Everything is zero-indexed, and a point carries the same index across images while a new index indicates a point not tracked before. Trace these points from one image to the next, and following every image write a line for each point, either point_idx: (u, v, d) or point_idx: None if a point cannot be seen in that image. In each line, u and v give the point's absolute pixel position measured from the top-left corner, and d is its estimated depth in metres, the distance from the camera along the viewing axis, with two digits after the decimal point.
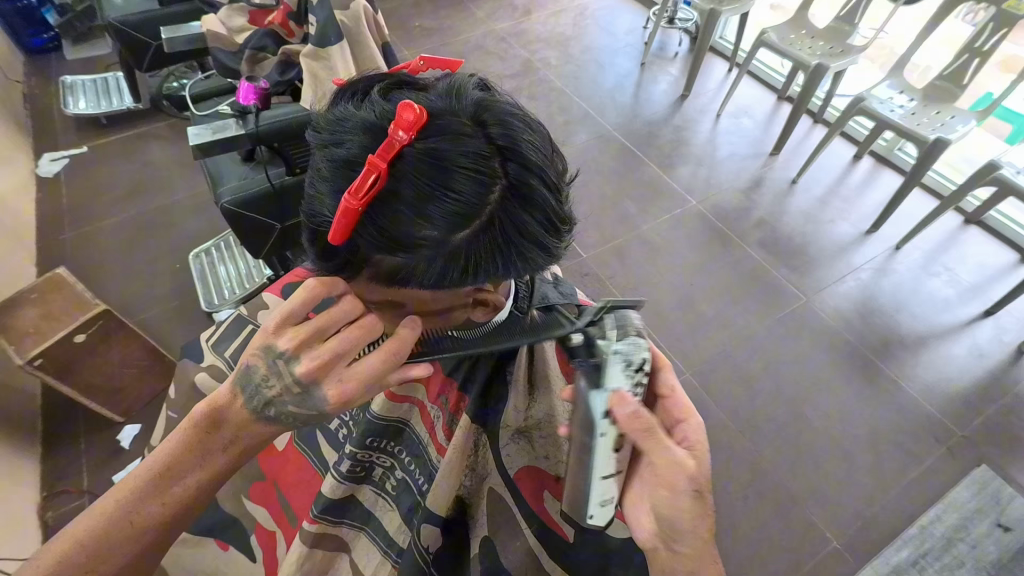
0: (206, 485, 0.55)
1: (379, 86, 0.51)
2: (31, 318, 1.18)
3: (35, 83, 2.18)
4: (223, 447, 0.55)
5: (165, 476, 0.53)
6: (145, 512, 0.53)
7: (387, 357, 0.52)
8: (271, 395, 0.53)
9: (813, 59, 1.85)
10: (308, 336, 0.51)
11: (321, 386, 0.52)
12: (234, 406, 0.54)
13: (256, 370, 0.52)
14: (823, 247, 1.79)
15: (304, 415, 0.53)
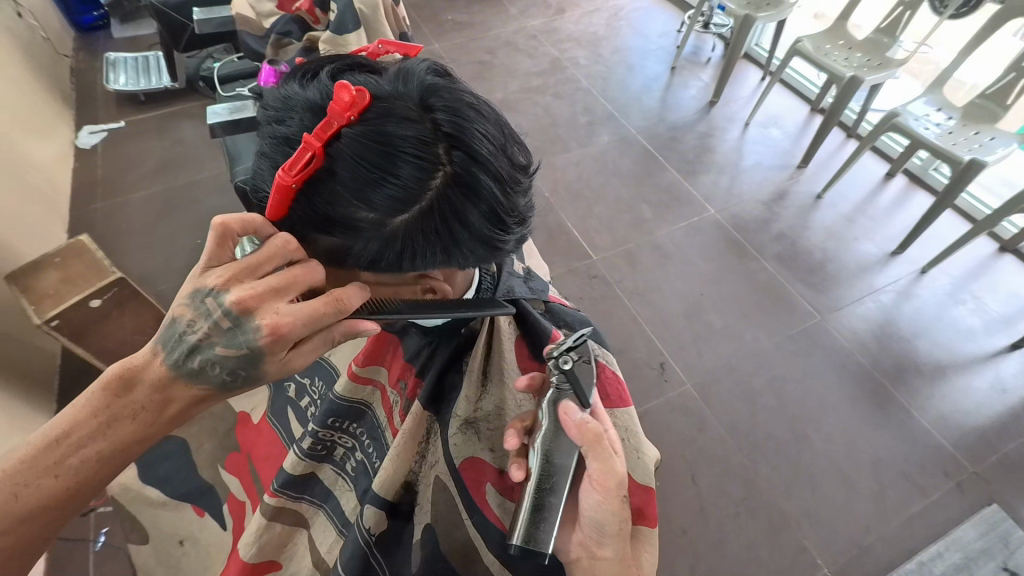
0: (113, 456, 0.49)
1: (329, 66, 0.53)
2: (52, 281, 1.24)
3: (82, 58, 2.28)
4: (132, 414, 0.48)
5: (60, 444, 0.47)
6: (34, 485, 0.46)
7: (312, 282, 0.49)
8: (196, 341, 0.47)
9: (847, 72, 1.77)
10: (236, 271, 0.48)
11: (254, 319, 0.47)
12: (150, 367, 0.48)
13: (180, 321, 0.48)
14: (844, 265, 1.73)
15: (237, 362, 0.48)
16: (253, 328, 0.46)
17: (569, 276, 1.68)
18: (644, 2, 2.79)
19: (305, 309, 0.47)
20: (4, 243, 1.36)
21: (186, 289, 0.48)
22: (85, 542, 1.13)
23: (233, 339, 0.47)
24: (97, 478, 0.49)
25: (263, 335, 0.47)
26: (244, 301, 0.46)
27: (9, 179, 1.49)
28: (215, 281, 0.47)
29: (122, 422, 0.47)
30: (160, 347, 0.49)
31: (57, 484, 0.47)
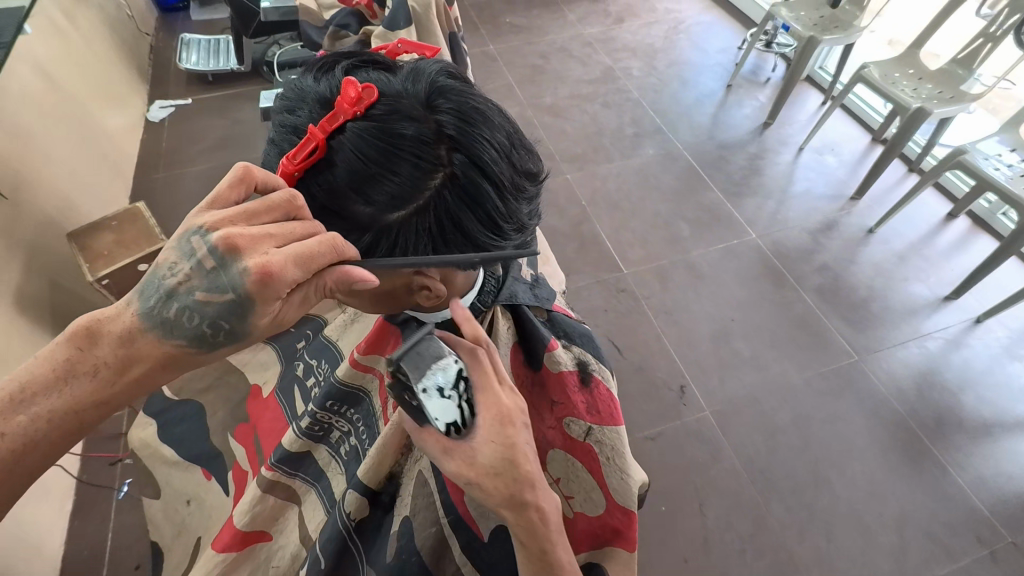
0: (64, 413, 0.48)
1: (345, 61, 0.55)
2: (107, 242, 1.33)
3: (161, 37, 2.43)
4: (93, 370, 0.48)
5: (12, 401, 0.47)
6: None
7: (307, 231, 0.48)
8: (174, 287, 0.46)
9: (914, 102, 1.68)
10: (238, 213, 0.47)
11: (239, 258, 0.45)
12: (118, 318, 0.48)
13: (161, 267, 0.47)
14: (890, 306, 1.64)
15: (217, 311, 0.46)
16: (239, 269, 0.45)
17: (597, 287, 1.66)
18: (706, 16, 2.73)
19: (298, 248, 0.46)
20: (70, 203, 1.46)
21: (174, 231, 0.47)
22: (108, 490, 1.21)
23: (215, 283, 0.45)
24: (50, 435, 0.48)
25: (248, 276, 0.45)
26: (232, 238, 0.45)
27: (82, 144, 1.61)
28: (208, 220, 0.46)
29: (79, 377, 0.48)
30: (135, 296, 0.48)
31: (1, 445, 0.47)
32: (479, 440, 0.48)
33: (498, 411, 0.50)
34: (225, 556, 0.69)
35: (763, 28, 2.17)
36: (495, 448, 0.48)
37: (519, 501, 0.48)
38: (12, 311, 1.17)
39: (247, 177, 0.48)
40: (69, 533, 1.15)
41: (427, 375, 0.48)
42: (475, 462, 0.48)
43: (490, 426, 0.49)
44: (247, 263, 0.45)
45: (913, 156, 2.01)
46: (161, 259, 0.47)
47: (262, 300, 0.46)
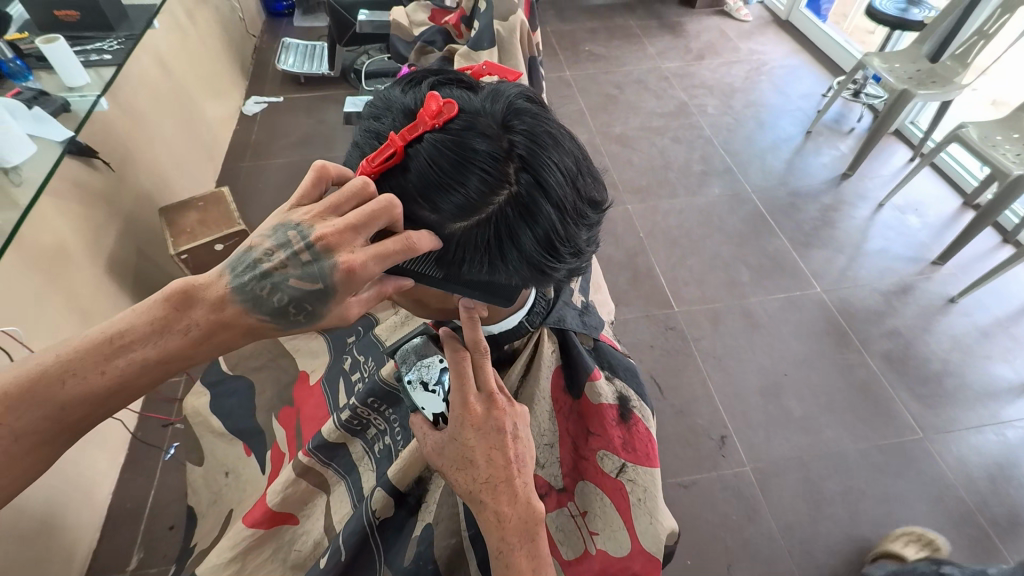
0: (154, 366, 0.52)
1: (432, 77, 0.58)
2: (192, 221, 1.44)
3: (266, 39, 2.64)
4: (185, 328, 0.52)
5: (113, 343, 0.51)
6: (83, 377, 0.50)
7: (380, 209, 0.50)
8: (270, 269, 0.51)
9: (1016, 168, 1.54)
10: (320, 209, 0.52)
11: (331, 256, 0.50)
12: (213, 286, 0.52)
13: (257, 250, 0.52)
14: (966, 384, 1.50)
15: (306, 294, 0.51)
16: (330, 263, 0.49)
17: (645, 321, 1.63)
18: (792, 60, 2.66)
19: (378, 248, 0.50)
20: (165, 181, 1.60)
21: (271, 221, 0.53)
22: (158, 450, 1.29)
23: (308, 272, 0.50)
24: (137, 381, 0.52)
25: (337, 269, 0.49)
26: (327, 236, 0.50)
27: (184, 129, 1.76)
28: (302, 216, 0.52)
29: (172, 333, 0.51)
30: (228, 270, 0.53)
31: (99, 381, 0.51)
32: (445, 435, 0.55)
33: (464, 412, 0.54)
34: (253, 531, 0.71)
35: (851, 77, 2.08)
36: (457, 444, 0.54)
37: (474, 497, 0.52)
38: (103, 273, 1.28)
39: (323, 175, 0.55)
40: (119, 484, 1.23)
41: (418, 370, 0.60)
42: (442, 453, 0.55)
43: (455, 424, 0.54)
44: (337, 262, 0.49)
45: (1009, 226, 1.86)
46: (256, 245, 0.53)
47: (347, 289, 0.50)
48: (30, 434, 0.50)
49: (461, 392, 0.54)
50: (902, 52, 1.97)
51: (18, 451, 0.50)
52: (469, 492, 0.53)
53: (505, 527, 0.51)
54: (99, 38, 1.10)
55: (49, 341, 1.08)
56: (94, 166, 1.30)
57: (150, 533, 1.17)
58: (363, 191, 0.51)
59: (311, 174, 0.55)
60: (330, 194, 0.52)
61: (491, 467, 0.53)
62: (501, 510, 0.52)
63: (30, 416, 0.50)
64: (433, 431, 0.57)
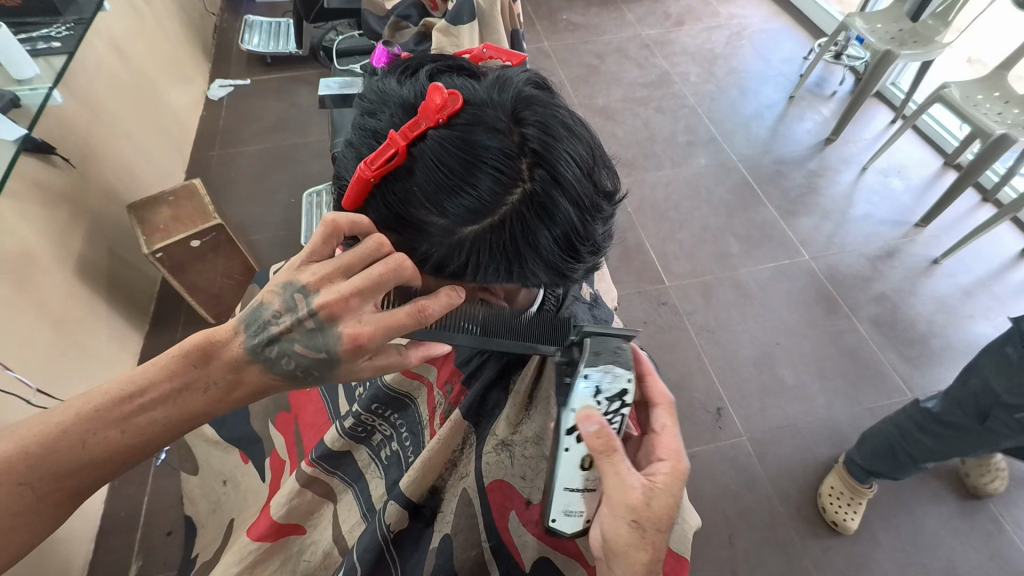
0: (174, 426, 0.50)
1: (429, 65, 0.55)
2: (164, 217, 1.37)
3: (226, 17, 2.49)
4: (205, 386, 0.50)
5: (132, 401, 0.49)
6: (104, 437, 0.48)
7: (396, 271, 0.48)
8: (277, 334, 0.50)
9: (997, 127, 1.54)
10: (328, 269, 0.49)
11: (336, 326, 0.48)
12: (229, 346, 0.51)
13: (270, 308, 0.50)
14: (952, 344, 1.54)
15: (312, 361, 0.50)
16: (334, 334, 0.48)
17: (638, 298, 1.62)
18: (773, 24, 2.61)
19: (384, 318, 0.48)
20: (132, 176, 1.52)
21: (280, 277, 0.50)
22: (148, 456, 1.25)
23: (314, 342, 0.49)
24: (156, 442, 0.50)
25: (341, 344, 0.49)
26: (330, 305, 0.48)
27: (147, 119, 1.66)
28: (309, 276, 0.49)
29: (193, 392, 0.49)
30: (243, 326, 0.51)
31: (123, 441, 0.48)
32: (659, 488, 0.54)
33: (680, 472, 0.56)
34: (260, 545, 0.69)
35: (833, 38, 2.05)
36: (666, 502, 0.54)
37: (654, 565, 0.53)
38: (73, 278, 1.22)
39: (333, 231, 0.50)
40: (111, 494, 1.20)
41: (601, 374, 0.52)
42: (651, 505, 0.53)
43: (670, 484, 0.55)
44: (340, 332, 0.48)
45: (989, 185, 1.88)
46: (269, 302, 0.51)
47: (353, 356, 0.49)
48: (55, 493, 0.48)
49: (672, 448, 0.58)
50: (883, 12, 1.94)
51: (41, 512, 0.48)
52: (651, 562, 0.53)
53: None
54: (45, 23, 1.01)
55: (24, 353, 1.03)
56: (53, 163, 1.23)
57: (147, 541, 1.14)
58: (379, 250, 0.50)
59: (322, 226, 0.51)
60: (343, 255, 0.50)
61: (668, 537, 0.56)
62: None
63: (53, 475, 0.48)
64: (636, 479, 0.53)
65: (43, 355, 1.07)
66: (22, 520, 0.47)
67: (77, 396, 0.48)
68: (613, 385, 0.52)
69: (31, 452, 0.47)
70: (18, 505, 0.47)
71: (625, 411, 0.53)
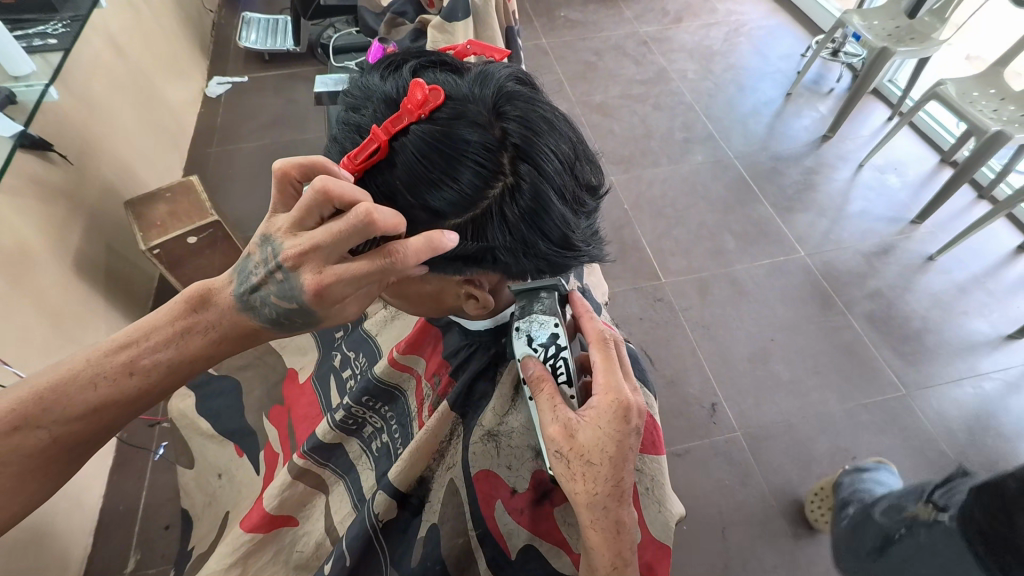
0: (175, 369, 0.53)
1: (413, 61, 0.55)
2: (161, 213, 1.38)
3: (224, 13, 2.49)
4: (204, 330, 0.53)
5: (137, 346, 0.53)
6: (112, 379, 0.52)
7: (350, 227, 0.46)
8: (257, 283, 0.51)
9: (993, 125, 1.54)
10: (290, 223, 0.50)
11: (298, 274, 0.49)
12: (224, 292, 0.54)
13: (251, 260, 0.51)
14: (946, 340, 1.54)
15: (289, 310, 0.51)
16: (298, 283, 0.49)
17: (634, 294, 1.63)
18: (771, 20, 2.61)
19: (344, 269, 0.48)
20: (129, 172, 1.53)
21: (258, 231, 0.52)
22: (145, 451, 1.25)
23: (285, 290, 0.50)
24: (161, 385, 0.54)
25: (306, 291, 0.49)
26: (291, 257, 0.49)
27: (145, 116, 1.67)
28: (278, 230, 0.50)
29: (194, 335, 0.53)
30: (234, 278, 0.54)
31: (130, 383, 0.52)
32: (585, 419, 0.52)
33: (616, 401, 0.53)
34: (252, 536, 0.70)
35: (830, 35, 2.05)
36: (599, 433, 0.52)
37: (595, 503, 0.52)
38: (71, 274, 1.22)
39: (287, 179, 0.51)
40: (109, 488, 1.21)
41: (528, 323, 0.56)
42: (574, 437, 0.52)
43: (602, 413, 0.52)
44: (303, 281, 0.49)
45: (985, 182, 1.88)
46: (251, 254, 0.52)
47: (322, 305, 0.50)
48: (68, 435, 0.52)
49: (612, 379, 0.55)
50: (880, 9, 1.94)
51: (57, 454, 0.52)
52: (585, 498, 0.52)
53: (622, 540, 0.53)
54: (42, 20, 1.01)
55: (22, 347, 1.03)
56: (50, 160, 1.23)
57: (145, 535, 1.15)
58: (324, 196, 0.46)
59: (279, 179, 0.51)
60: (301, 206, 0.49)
61: (626, 477, 0.53)
62: (622, 521, 0.53)
63: (65, 419, 0.51)
64: (562, 413, 0.53)
65: (40, 349, 1.08)
66: (37, 462, 0.51)
67: (87, 346, 0.53)
68: (547, 329, 0.56)
69: (46, 396, 0.51)
70: (36, 448, 0.51)
71: (566, 354, 0.55)
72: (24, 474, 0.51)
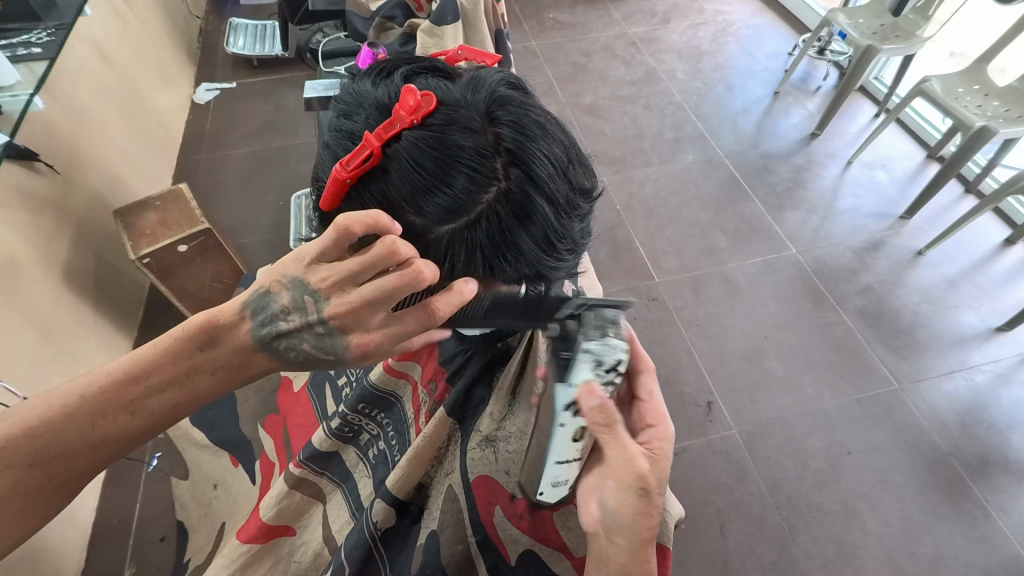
0: (181, 410, 0.52)
1: (405, 67, 0.55)
2: (151, 222, 1.36)
3: (211, 19, 2.48)
4: (213, 368, 0.51)
5: (139, 385, 0.49)
6: (113, 419, 0.49)
7: (410, 286, 0.47)
8: (287, 329, 0.50)
9: (978, 120, 1.56)
10: (337, 277, 0.48)
11: (345, 333, 0.49)
12: (237, 328, 0.51)
13: (277, 300, 0.50)
14: (937, 334, 1.56)
15: (318, 359, 0.52)
16: (344, 341, 0.49)
17: (628, 294, 1.63)
18: (758, 20, 2.63)
19: (392, 330, 0.49)
20: (119, 182, 1.51)
21: (291, 273, 0.49)
22: (139, 462, 1.24)
23: (322, 342, 0.50)
24: (165, 423, 0.52)
25: (349, 351, 0.50)
26: (341, 317, 0.49)
27: (132, 124, 1.65)
28: (321, 280, 0.48)
29: (201, 374, 0.51)
30: (248, 311, 0.52)
31: (132, 423, 0.50)
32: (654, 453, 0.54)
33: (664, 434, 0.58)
34: (250, 546, 0.70)
35: (816, 34, 2.07)
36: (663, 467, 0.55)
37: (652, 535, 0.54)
38: (60, 285, 1.21)
39: (345, 234, 0.46)
40: (103, 501, 1.19)
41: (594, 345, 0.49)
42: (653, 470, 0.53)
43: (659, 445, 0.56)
44: (349, 340, 0.49)
45: (971, 176, 1.90)
46: (278, 293, 0.50)
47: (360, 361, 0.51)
48: (65, 473, 0.50)
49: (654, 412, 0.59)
50: (865, 7, 1.96)
51: (53, 491, 0.50)
52: (640, 524, 0.51)
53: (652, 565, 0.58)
54: (25, 28, 0.98)
55: (12, 361, 1.02)
56: (36, 170, 1.21)
57: (140, 548, 1.14)
58: (390, 253, 0.46)
59: (334, 226, 0.46)
60: (359, 263, 0.47)
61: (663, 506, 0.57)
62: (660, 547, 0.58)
63: (60, 457, 0.49)
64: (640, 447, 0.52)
65: (30, 362, 1.07)
66: (34, 499, 0.49)
67: (82, 378, 0.49)
68: (611, 356, 0.50)
69: (39, 434, 0.48)
70: (31, 486, 0.48)
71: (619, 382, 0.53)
72: (20, 512, 0.49)
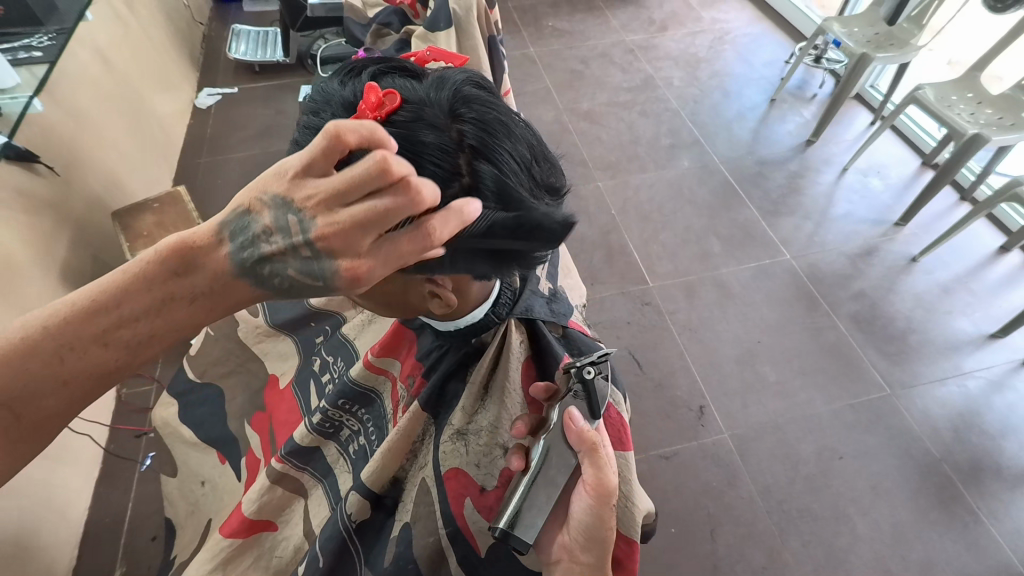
0: (152, 342, 0.51)
1: (373, 67, 0.56)
2: (148, 223, 1.38)
3: (214, 25, 2.51)
4: (191, 296, 0.50)
5: (113, 313, 0.49)
6: (80, 352, 0.50)
7: (406, 206, 0.43)
8: (269, 253, 0.47)
9: (971, 128, 1.57)
10: (326, 193, 0.44)
11: (334, 258, 0.45)
12: (213, 254, 0.49)
13: (257, 221, 0.47)
14: (931, 340, 1.56)
15: (305, 286, 0.48)
16: (333, 267, 0.45)
17: (621, 298, 1.64)
18: (755, 28, 2.65)
19: (388, 255, 0.45)
20: (119, 184, 1.53)
21: (273, 190, 0.46)
22: (132, 461, 1.25)
23: (307, 266, 0.47)
24: (132, 361, 0.51)
25: (340, 277, 0.46)
26: (330, 237, 0.44)
27: (133, 127, 1.68)
28: (307, 199, 0.45)
29: (178, 303, 0.49)
30: (229, 233, 0.49)
31: (99, 358, 0.50)
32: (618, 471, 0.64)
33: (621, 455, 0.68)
34: (231, 541, 0.70)
35: (811, 42, 2.09)
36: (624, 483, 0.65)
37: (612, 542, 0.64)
38: (57, 284, 1.23)
39: (336, 143, 0.42)
40: (95, 499, 1.20)
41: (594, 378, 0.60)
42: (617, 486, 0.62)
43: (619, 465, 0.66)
44: (339, 266, 0.45)
45: (966, 183, 1.91)
46: (257, 214, 0.47)
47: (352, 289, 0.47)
48: (20, 424, 0.51)
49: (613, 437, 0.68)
50: (860, 16, 1.97)
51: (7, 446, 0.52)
52: (604, 535, 0.61)
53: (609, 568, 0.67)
54: (25, 33, 1.00)
55: None
56: (36, 172, 1.24)
57: (131, 546, 1.14)
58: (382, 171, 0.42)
59: (321, 134, 0.42)
60: (348, 177, 0.43)
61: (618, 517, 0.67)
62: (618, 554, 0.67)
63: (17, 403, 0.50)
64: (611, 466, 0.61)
65: None
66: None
67: (54, 307, 0.50)
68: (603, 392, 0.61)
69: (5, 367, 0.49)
70: None
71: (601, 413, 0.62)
72: None
